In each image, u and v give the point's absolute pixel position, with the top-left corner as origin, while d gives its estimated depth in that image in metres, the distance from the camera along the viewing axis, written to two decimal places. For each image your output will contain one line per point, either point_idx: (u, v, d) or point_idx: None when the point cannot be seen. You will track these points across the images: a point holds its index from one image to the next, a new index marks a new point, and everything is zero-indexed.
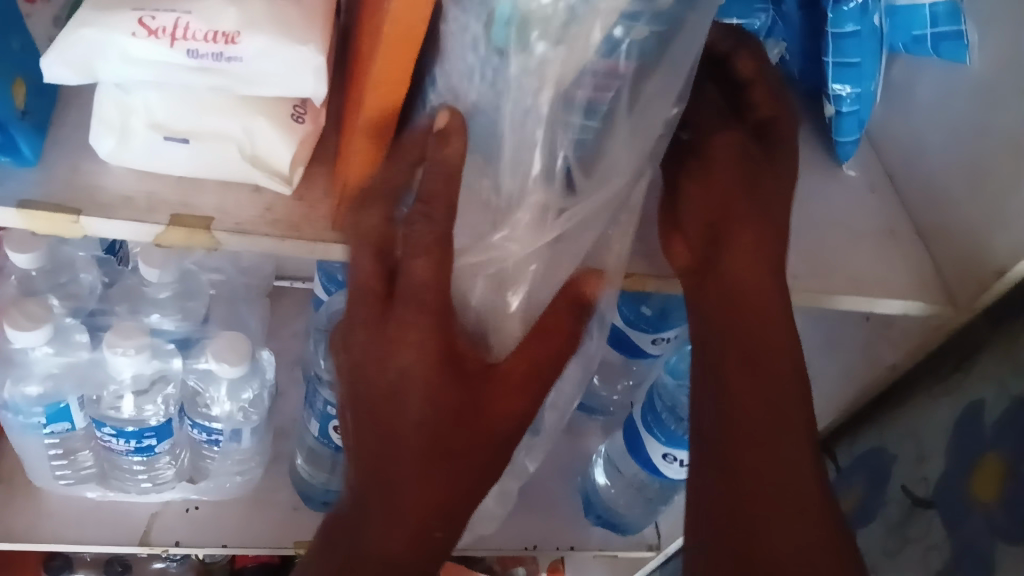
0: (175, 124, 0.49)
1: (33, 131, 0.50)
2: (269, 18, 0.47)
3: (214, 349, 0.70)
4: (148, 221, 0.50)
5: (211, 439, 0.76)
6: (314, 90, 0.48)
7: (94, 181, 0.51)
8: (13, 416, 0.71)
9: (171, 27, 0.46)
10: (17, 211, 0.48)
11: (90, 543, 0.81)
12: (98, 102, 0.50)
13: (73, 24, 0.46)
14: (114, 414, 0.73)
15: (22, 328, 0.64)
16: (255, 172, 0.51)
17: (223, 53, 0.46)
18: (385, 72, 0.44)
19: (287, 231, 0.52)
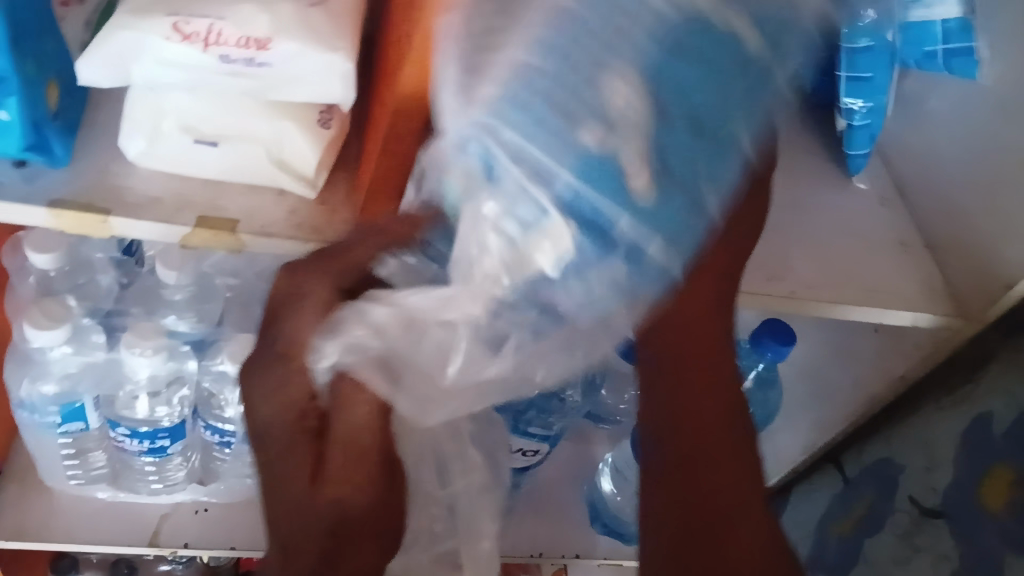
0: (205, 127, 0.50)
1: (64, 132, 0.51)
2: (298, 23, 0.47)
3: (230, 351, 0.71)
4: (174, 223, 0.51)
5: (223, 440, 0.78)
6: (343, 96, 0.49)
7: (123, 182, 0.52)
8: (29, 414, 0.73)
9: (205, 32, 0.47)
10: (48, 210, 0.49)
11: (102, 543, 0.82)
12: (130, 103, 0.51)
13: (108, 26, 0.47)
14: (129, 414, 0.74)
15: (43, 328, 0.64)
16: (281, 174, 0.52)
17: (254, 59, 0.47)
18: (412, 84, 0.44)
19: (310, 235, 0.53)
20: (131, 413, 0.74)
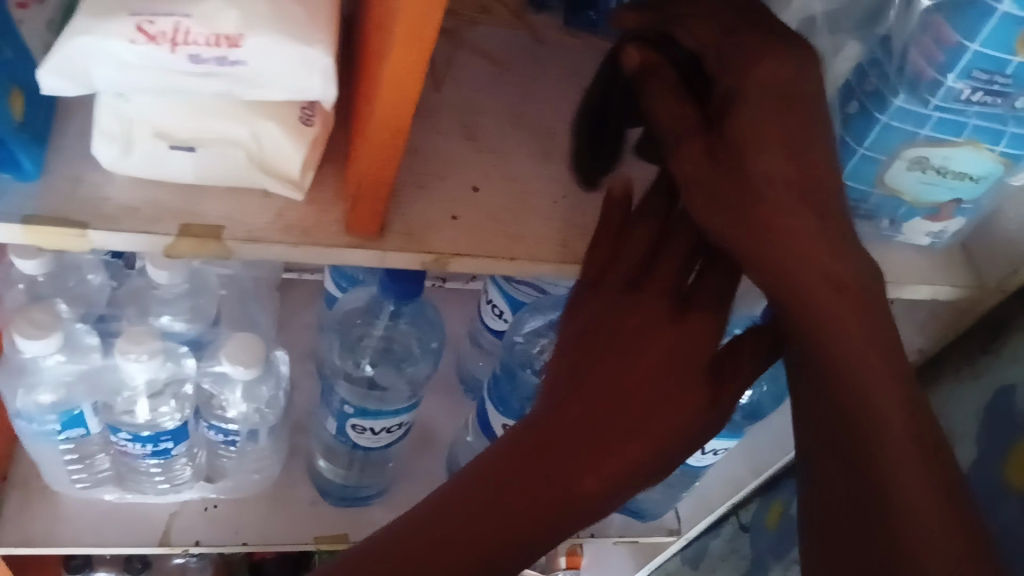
0: (178, 132, 0.45)
1: (33, 143, 0.46)
2: (271, 14, 0.42)
3: (227, 351, 0.68)
4: (154, 232, 0.46)
5: (228, 439, 0.75)
6: (323, 94, 0.44)
7: (98, 192, 0.47)
8: (28, 423, 0.70)
9: (171, 31, 0.41)
10: (22, 227, 0.45)
11: (228, 514, 0.85)
12: (98, 111, 0.45)
13: (63, 33, 0.41)
14: (220, 413, 0.74)
15: (241, 364, 0.68)
16: (264, 178, 0.47)
17: (226, 57, 0.42)
18: (399, 72, 0.40)
19: (300, 237, 0.49)
20: (131, 418, 0.71)
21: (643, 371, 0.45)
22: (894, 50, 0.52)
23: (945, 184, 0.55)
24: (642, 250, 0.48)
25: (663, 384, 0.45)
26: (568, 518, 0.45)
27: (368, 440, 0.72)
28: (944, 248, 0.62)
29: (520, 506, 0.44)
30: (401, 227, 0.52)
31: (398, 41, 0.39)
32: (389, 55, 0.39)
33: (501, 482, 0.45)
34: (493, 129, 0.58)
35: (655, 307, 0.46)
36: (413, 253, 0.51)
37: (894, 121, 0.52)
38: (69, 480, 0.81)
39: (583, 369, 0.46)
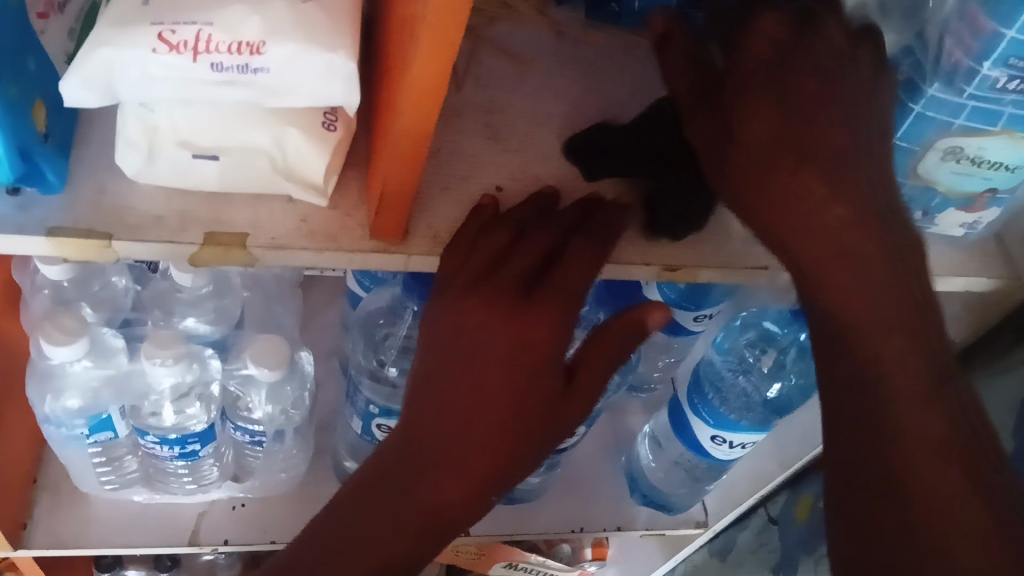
0: (201, 141, 0.44)
1: (57, 154, 0.46)
2: (293, 20, 0.41)
3: (252, 353, 0.68)
4: (179, 241, 0.46)
5: (254, 440, 0.75)
6: (346, 100, 0.43)
7: (122, 202, 0.47)
8: (57, 427, 0.71)
9: (193, 39, 0.41)
10: (47, 239, 0.44)
11: (256, 512, 0.85)
12: (121, 121, 0.44)
13: (86, 45, 0.41)
14: (246, 415, 0.74)
15: (266, 366, 0.68)
16: (289, 185, 0.46)
17: (248, 65, 0.41)
18: (424, 76, 0.40)
19: (324, 243, 0.48)
20: (158, 421, 0.71)
21: (487, 367, 0.50)
22: (929, 39, 0.50)
23: (980, 174, 0.54)
24: (493, 253, 0.50)
25: (501, 374, 0.49)
26: (479, 489, 0.51)
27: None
28: (976, 241, 0.61)
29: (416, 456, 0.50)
30: (425, 230, 0.51)
31: (425, 45, 0.38)
32: (416, 58, 0.39)
33: (421, 460, 0.50)
34: (516, 127, 0.57)
35: (502, 308, 0.50)
36: (438, 256, 0.51)
37: (928, 110, 0.51)
38: (98, 481, 0.82)
39: (460, 364, 0.50)
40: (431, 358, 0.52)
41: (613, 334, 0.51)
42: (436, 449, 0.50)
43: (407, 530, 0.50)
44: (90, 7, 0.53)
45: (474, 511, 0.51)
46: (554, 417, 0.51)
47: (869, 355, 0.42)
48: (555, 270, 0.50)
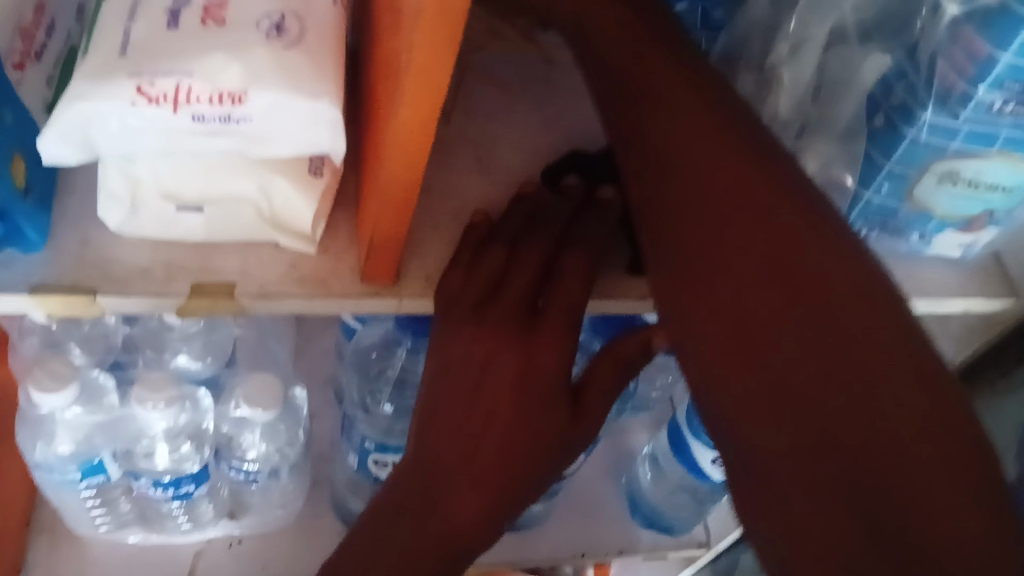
0: (185, 193, 0.44)
1: (38, 209, 0.45)
2: (275, 68, 0.40)
3: (245, 394, 0.67)
4: (166, 294, 0.45)
5: (249, 478, 0.74)
6: (333, 146, 0.42)
7: (107, 254, 0.46)
8: (49, 473, 0.69)
9: (172, 91, 0.39)
10: (30, 297, 0.43)
11: (254, 549, 0.84)
12: (102, 174, 0.44)
13: (64, 99, 0.40)
14: (240, 455, 0.73)
15: (262, 406, 0.67)
16: (276, 234, 0.46)
17: (230, 115, 0.40)
18: (411, 123, 0.39)
19: (315, 289, 0.47)
20: (151, 464, 0.70)
21: (500, 391, 0.48)
22: (921, 61, 0.50)
23: (977, 196, 0.53)
24: (492, 276, 0.49)
25: (513, 398, 0.47)
26: (493, 513, 0.48)
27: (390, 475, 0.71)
28: (975, 261, 0.60)
29: (432, 479, 0.48)
30: (417, 271, 0.50)
31: (410, 92, 0.37)
32: (401, 106, 0.38)
33: (433, 491, 0.48)
34: (506, 160, 0.57)
35: (507, 333, 0.48)
36: (430, 298, 0.50)
37: (924, 137, 0.50)
38: (92, 523, 0.80)
39: (471, 387, 0.48)
40: (439, 384, 0.49)
41: (626, 349, 0.51)
42: (452, 472, 0.47)
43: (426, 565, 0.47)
44: (67, 54, 0.51)
45: (489, 536, 0.49)
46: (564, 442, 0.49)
47: (810, 351, 0.36)
48: (554, 286, 0.48)
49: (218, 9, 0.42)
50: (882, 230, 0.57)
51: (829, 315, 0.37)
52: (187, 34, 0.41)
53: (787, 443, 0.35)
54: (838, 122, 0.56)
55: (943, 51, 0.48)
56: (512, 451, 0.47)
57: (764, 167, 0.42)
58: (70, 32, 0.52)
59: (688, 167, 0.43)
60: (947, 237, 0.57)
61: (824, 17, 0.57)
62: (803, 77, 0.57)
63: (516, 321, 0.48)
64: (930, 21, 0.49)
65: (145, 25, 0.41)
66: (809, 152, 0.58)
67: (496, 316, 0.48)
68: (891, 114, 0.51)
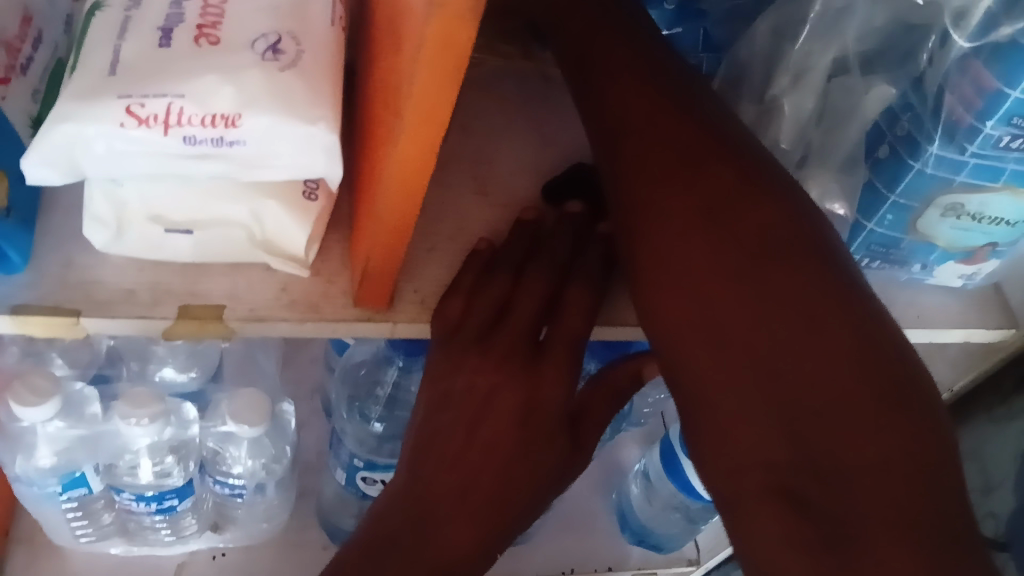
0: (174, 215, 0.43)
1: (20, 229, 0.43)
2: (270, 90, 0.39)
3: (232, 409, 0.65)
4: (154, 317, 0.44)
5: (235, 493, 0.73)
6: (328, 171, 0.41)
7: (91, 276, 0.45)
8: (29, 486, 0.68)
9: (163, 113, 0.38)
10: (11, 320, 0.42)
11: (239, 562, 0.83)
12: (87, 194, 0.42)
13: (48, 120, 0.39)
14: (225, 469, 0.71)
15: (249, 423, 0.65)
16: (269, 258, 0.45)
17: (223, 138, 0.39)
18: (411, 149, 0.37)
19: (306, 313, 0.46)
20: (134, 479, 0.69)
21: (499, 418, 0.48)
22: (928, 92, 0.49)
23: (981, 228, 0.52)
24: (495, 302, 0.49)
25: (514, 427, 0.48)
26: (488, 537, 0.48)
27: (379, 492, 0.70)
28: (975, 290, 0.60)
29: (428, 504, 0.47)
30: (412, 295, 0.49)
31: (410, 119, 0.36)
32: (401, 133, 0.37)
33: (427, 520, 0.47)
34: (504, 179, 0.56)
35: (511, 366, 0.48)
36: (426, 323, 0.49)
37: (930, 167, 0.49)
38: (72, 536, 0.79)
39: (470, 414, 0.48)
40: (437, 414, 0.49)
41: (616, 379, 0.51)
42: (450, 498, 0.47)
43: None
44: (54, 67, 0.50)
45: (483, 562, 0.48)
46: (561, 472, 0.49)
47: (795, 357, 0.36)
48: (556, 320, 0.48)
49: (212, 28, 0.41)
50: (884, 259, 0.57)
51: (820, 323, 0.37)
52: (178, 53, 0.40)
53: (773, 453, 0.34)
54: (843, 151, 0.53)
55: (952, 83, 0.47)
56: (509, 476, 0.48)
57: (744, 172, 0.42)
58: (57, 44, 0.51)
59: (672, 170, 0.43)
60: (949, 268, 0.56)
61: (826, 46, 0.53)
62: (805, 106, 0.54)
63: (514, 345, 0.48)
64: (938, 53, 0.49)
65: (134, 45, 0.40)
66: (809, 181, 0.54)
67: (500, 342, 0.49)
68: (897, 145, 0.51)
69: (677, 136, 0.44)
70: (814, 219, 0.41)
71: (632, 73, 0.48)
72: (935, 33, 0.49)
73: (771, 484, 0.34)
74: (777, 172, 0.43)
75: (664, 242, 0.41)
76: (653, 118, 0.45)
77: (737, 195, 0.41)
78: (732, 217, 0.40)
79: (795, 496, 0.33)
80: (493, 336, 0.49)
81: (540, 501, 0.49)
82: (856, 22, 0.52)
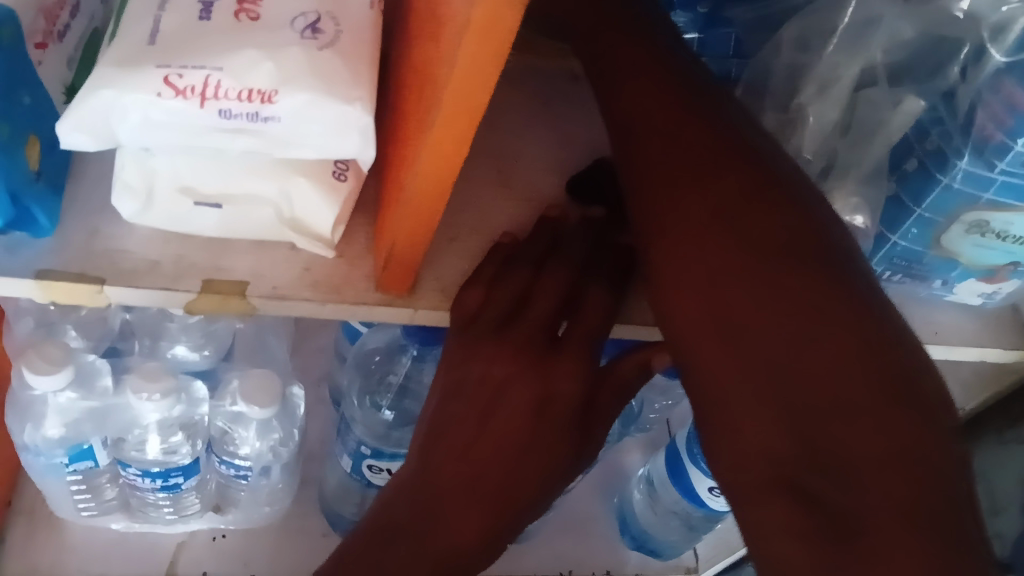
0: (204, 189, 0.43)
1: (49, 193, 0.44)
2: (308, 68, 0.39)
3: (244, 389, 0.65)
4: (177, 289, 0.44)
5: (240, 474, 0.73)
6: (361, 152, 0.41)
7: (116, 245, 0.45)
8: (35, 456, 0.68)
9: (200, 85, 0.38)
10: (35, 283, 0.42)
11: (238, 544, 0.82)
12: (119, 164, 0.42)
13: (87, 86, 0.39)
14: (232, 450, 0.71)
15: (259, 403, 0.65)
16: (296, 237, 0.45)
17: (258, 113, 0.39)
18: (445, 134, 0.37)
19: (328, 295, 0.46)
20: (141, 454, 0.69)
21: (514, 412, 0.48)
22: (959, 107, 0.49)
23: (1004, 248, 0.52)
24: (512, 296, 0.49)
25: (531, 421, 0.48)
26: (497, 528, 0.48)
27: (384, 480, 0.69)
28: (992, 309, 0.60)
29: (439, 493, 0.48)
30: (433, 283, 0.49)
31: (449, 105, 0.36)
32: (437, 117, 0.37)
33: (435, 511, 0.47)
34: (528, 173, 0.56)
35: (525, 356, 0.48)
36: (445, 312, 0.49)
37: (957, 183, 0.49)
38: (74, 509, 0.79)
39: (485, 406, 0.48)
40: (450, 404, 0.49)
41: (623, 371, 0.50)
42: (462, 487, 0.47)
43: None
44: (90, 37, 0.50)
45: (490, 551, 0.48)
46: (570, 467, 0.49)
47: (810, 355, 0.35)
48: (575, 316, 0.48)
49: (252, 4, 0.41)
50: (905, 273, 0.57)
51: (838, 321, 0.36)
52: (218, 27, 0.40)
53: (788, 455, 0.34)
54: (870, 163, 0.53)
55: (986, 99, 0.47)
56: (521, 470, 0.48)
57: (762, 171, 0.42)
58: (95, 15, 0.51)
59: (689, 170, 0.43)
60: (967, 286, 0.56)
61: (853, 56, 0.53)
62: (830, 116, 0.53)
63: (531, 338, 0.48)
64: (971, 67, 0.49)
65: (174, 17, 0.40)
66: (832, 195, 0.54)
67: (516, 333, 0.48)
68: (924, 160, 0.51)
69: (697, 137, 0.44)
70: (834, 220, 0.41)
71: (657, 73, 0.48)
72: (968, 45, 0.49)
73: (791, 489, 0.34)
74: (803, 179, 0.43)
75: (681, 235, 0.41)
76: (670, 118, 0.45)
77: (761, 198, 0.41)
78: (759, 221, 0.40)
79: (811, 497, 0.33)
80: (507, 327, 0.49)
81: (550, 493, 0.49)
82: (886, 33, 0.52)
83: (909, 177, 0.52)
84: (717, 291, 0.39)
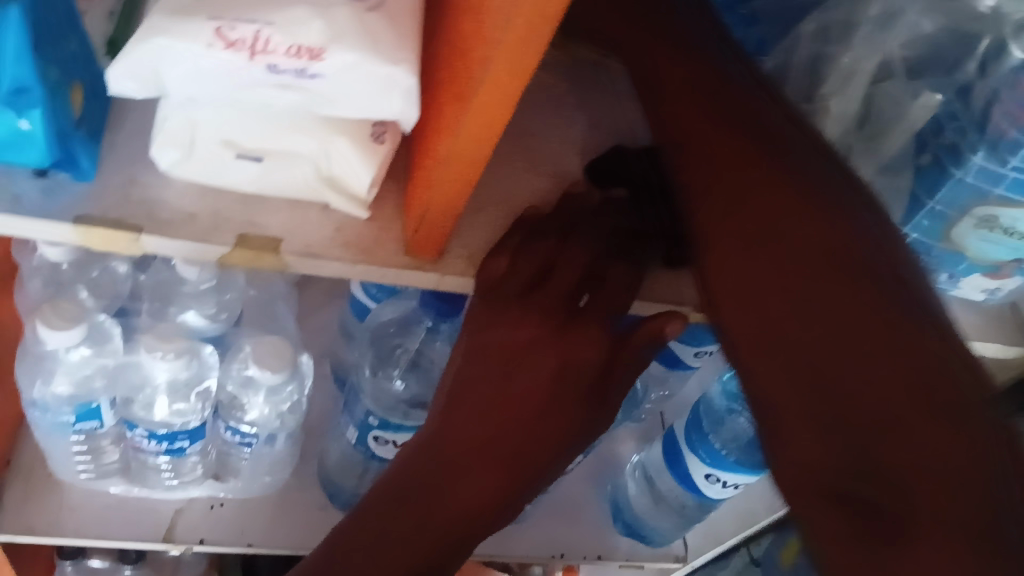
0: (246, 142, 0.44)
1: (90, 140, 0.44)
2: (356, 27, 0.40)
3: (256, 354, 0.66)
4: (212, 242, 0.45)
5: (245, 441, 0.73)
6: (402, 113, 0.42)
7: (153, 196, 0.45)
8: (43, 413, 0.68)
9: (251, 39, 0.39)
10: (73, 228, 0.43)
11: (236, 514, 0.83)
12: (162, 115, 0.43)
13: (138, 34, 0.39)
14: (239, 415, 0.72)
15: (271, 367, 0.66)
16: (332, 195, 0.46)
17: (305, 70, 0.40)
18: (488, 99, 0.38)
19: (358, 255, 0.47)
20: (148, 416, 0.69)
21: (535, 375, 0.49)
22: (975, 104, 0.51)
23: (1009, 243, 0.54)
24: (539, 266, 0.50)
25: (551, 384, 0.50)
26: (512, 487, 0.50)
27: (388, 451, 0.70)
28: (992, 305, 0.62)
29: (458, 450, 0.49)
30: (459, 250, 0.50)
31: (495, 70, 0.37)
32: (481, 82, 0.37)
33: (453, 467, 0.49)
34: (552, 150, 0.57)
35: (547, 325, 0.50)
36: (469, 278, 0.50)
37: (968, 177, 0.51)
38: (74, 469, 0.79)
39: (506, 368, 0.50)
40: (471, 366, 0.50)
41: (637, 340, 0.49)
42: (480, 445, 0.49)
43: (436, 537, 0.49)
44: None
45: (505, 508, 0.50)
46: (587, 430, 0.51)
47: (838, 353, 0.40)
48: (598, 287, 0.50)
49: None
50: None
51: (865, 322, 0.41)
52: None
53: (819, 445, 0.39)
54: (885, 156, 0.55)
55: (1003, 96, 0.49)
56: (538, 431, 0.49)
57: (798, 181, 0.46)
58: None
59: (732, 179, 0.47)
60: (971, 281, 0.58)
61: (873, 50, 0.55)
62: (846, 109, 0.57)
63: (555, 306, 0.50)
64: (989, 63, 0.51)
65: None
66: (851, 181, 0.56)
67: (540, 301, 0.50)
68: (939, 154, 0.52)
69: (749, 152, 0.47)
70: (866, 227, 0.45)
71: (701, 86, 0.52)
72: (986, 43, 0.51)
73: (823, 480, 0.38)
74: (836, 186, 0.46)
75: (741, 251, 0.45)
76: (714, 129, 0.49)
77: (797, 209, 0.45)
78: (794, 229, 0.44)
79: (839, 491, 0.38)
80: (533, 296, 0.50)
81: (565, 455, 0.51)
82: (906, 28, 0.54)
83: (921, 171, 0.54)
84: (778, 301, 0.43)
